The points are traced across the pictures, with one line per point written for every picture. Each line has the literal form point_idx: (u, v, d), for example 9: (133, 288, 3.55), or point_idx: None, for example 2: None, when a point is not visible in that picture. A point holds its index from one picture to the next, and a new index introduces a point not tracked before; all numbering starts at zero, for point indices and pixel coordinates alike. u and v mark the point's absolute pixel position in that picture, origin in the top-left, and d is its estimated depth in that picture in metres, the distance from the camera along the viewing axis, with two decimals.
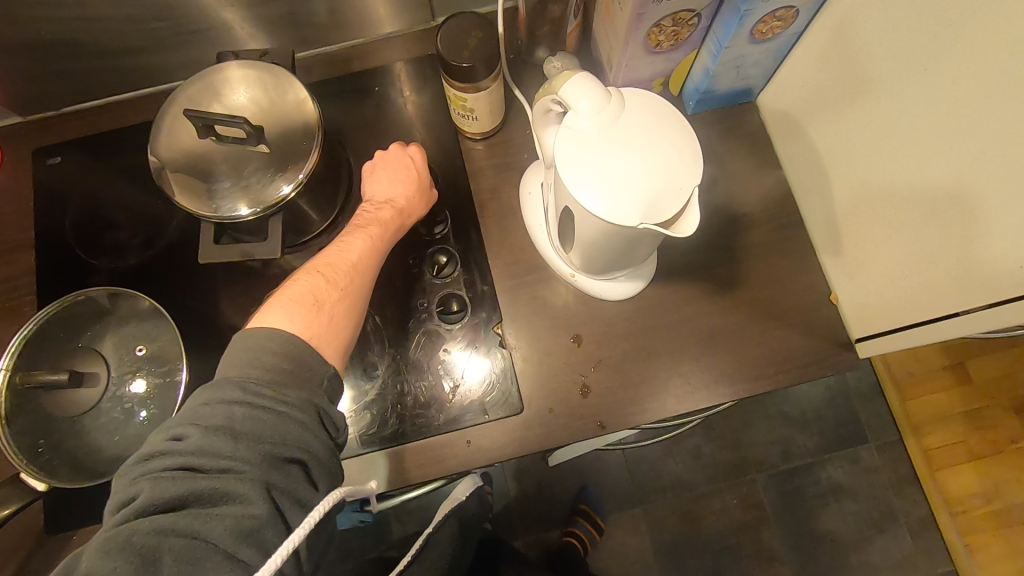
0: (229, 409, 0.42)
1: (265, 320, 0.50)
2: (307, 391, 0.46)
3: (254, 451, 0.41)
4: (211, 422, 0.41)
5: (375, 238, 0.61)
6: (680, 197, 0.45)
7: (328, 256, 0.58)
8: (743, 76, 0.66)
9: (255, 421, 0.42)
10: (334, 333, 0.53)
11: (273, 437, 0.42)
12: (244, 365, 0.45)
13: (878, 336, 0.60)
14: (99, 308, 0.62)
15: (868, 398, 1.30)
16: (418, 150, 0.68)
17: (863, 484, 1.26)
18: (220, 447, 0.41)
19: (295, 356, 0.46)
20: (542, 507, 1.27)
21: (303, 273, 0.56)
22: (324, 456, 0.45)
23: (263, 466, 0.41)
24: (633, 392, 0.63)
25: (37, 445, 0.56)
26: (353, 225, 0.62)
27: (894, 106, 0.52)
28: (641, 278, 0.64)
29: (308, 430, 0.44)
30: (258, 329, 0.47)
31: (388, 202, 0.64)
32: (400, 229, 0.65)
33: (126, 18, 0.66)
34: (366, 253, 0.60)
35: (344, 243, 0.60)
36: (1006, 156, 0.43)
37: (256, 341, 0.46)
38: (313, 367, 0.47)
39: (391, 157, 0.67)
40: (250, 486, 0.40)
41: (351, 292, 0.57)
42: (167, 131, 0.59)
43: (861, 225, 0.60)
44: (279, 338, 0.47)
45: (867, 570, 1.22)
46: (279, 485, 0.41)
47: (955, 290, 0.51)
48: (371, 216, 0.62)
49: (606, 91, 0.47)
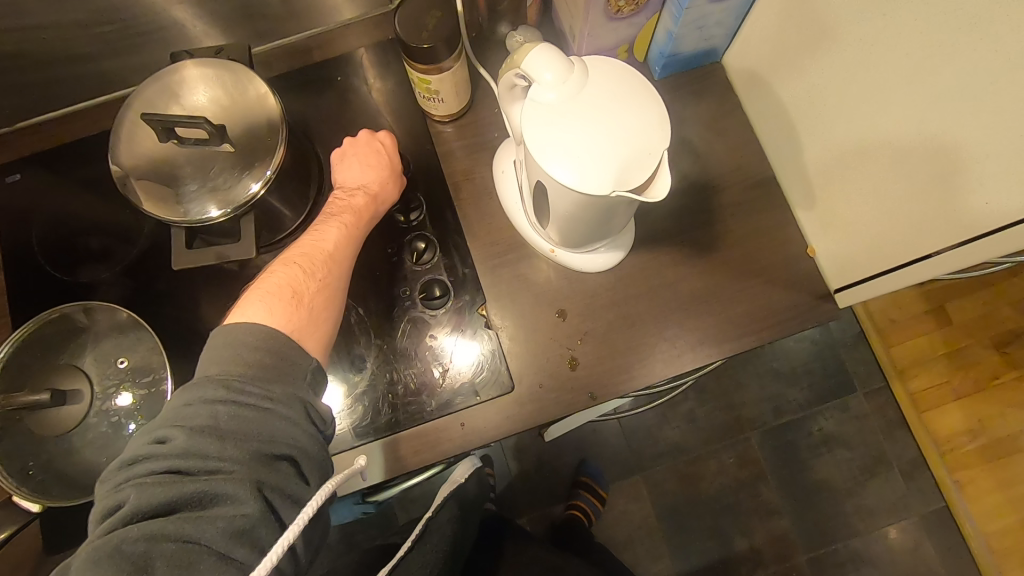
0: (213, 409, 0.42)
1: (243, 314, 0.50)
2: (290, 386, 0.45)
3: (242, 449, 0.41)
4: (195, 423, 0.41)
5: (350, 227, 0.60)
6: (649, 162, 0.45)
7: (304, 246, 0.58)
8: (707, 36, 0.66)
9: (241, 420, 0.42)
10: (315, 325, 0.53)
11: (261, 435, 0.42)
12: (225, 363, 0.44)
13: (856, 284, 0.61)
14: (76, 324, 0.60)
15: (853, 348, 1.32)
16: (389, 134, 0.67)
17: (854, 431, 1.30)
18: (206, 448, 0.40)
19: (277, 351, 0.46)
20: (543, 483, 1.29)
21: (279, 265, 0.56)
22: (314, 449, 0.45)
23: (252, 465, 0.41)
24: (621, 360, 0.63)
25: (27, 467, 0.55)
26: (328, 214, 0.61)
27: (855, 55, 0.52)
28: (621, 248, 0.64)
29: (296, 424, 0.44)
30: (240, 325, 0.47)
31: (360, 188, 0.63)
32: (375, 216, 0.64)
33: (71, 24, 0.64)
34: (342, 243, 0.59)
35: (318, 234, 0.59)
36: (971, 94, 0.43)
37: (236, 335, 0.46)
38: (297, 361, 0.47)
39: (361, 143, 0.66)
40: (239, 485, 0.40)
41: (329, 283, 0.56)
42: (127, 138, 0.57)
43: (832, 176, 0.61)
44: (259, 332, 0.46)
45: (863, 514, 1.26)
46: (270, 482, 0.41)
47: (927, 232, 0.52)
48: (345, 204, 0.62)
49: (568, 61, 0.46)
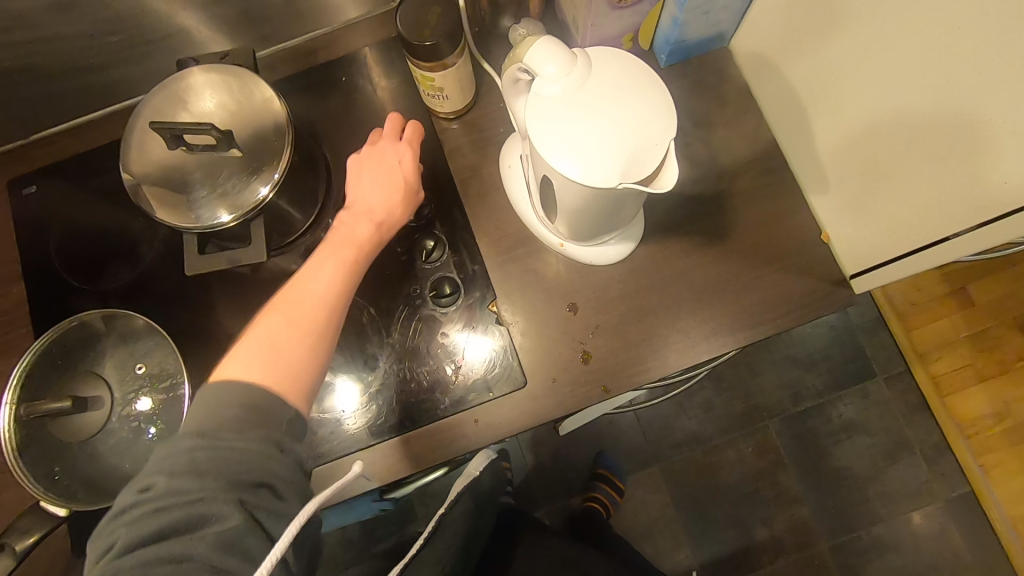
0: (190, 447, 0.42)
1: (227, 368, 0.49)
2: (270, 432, 0.46)
3: (221, 474, 0.41)
4: (174, 459, 0.42)
5: (349, 264, 0.56)
6: (657, 152, 0.44)
7: (297, 286, 0.54)
8: (714, 21, 0.64)
9: (218, 449, 0.42)
10: (302, 377, 0.50)
11: (238, 459, 0.42)
12: (204, 410, 0.45)
13: (872, 270, 0.60)
14: (94, 332, 0.61)
15: (873, 332, 1.30)
16: (410, 150, 0.62)
17: (875, 417, 1.28)
18: (187, 479, 0.41)
19: (255, 405, 0.46)
20: (561, 475, 1.29)
21: (268, 309, 0.53)
22: (292, 476, 0.45)
23: (233, 485, 0.41)
24: (635, 352, 0.63)
25: (53, 472, 0.56)
26: (328, 244, 0.57)
27: (866, 36, 0.51)
28: (631, 240, 0.64)
29: (278, 459, 0.45)
30: (220, 390, 0.46)
31: (366, 215, 0.59)
32: (381, 242, 0.60)
33: (80, 35, 0.65)
34: (339, 281, 0.55)
35: (314, 270, 0.55)
36: (986, 73, 0.42)
37: (216, 400, 0.45)
38: (275, 412, 0.47)
39: (374, 157, 0.61)
40: (225, 505, 0.40)
41: (319, 328, 0.53)
42: (137, 147, 0.58)
43: (847, 160, 0.59)
44: (236, 399, 0.46)
45: (885, 501, 1.25)
46: (256, 503, 0.42)
47: (943, 215, 0.51)
48: (347, 233, 0.58)
49: (571, 53, 0.46)
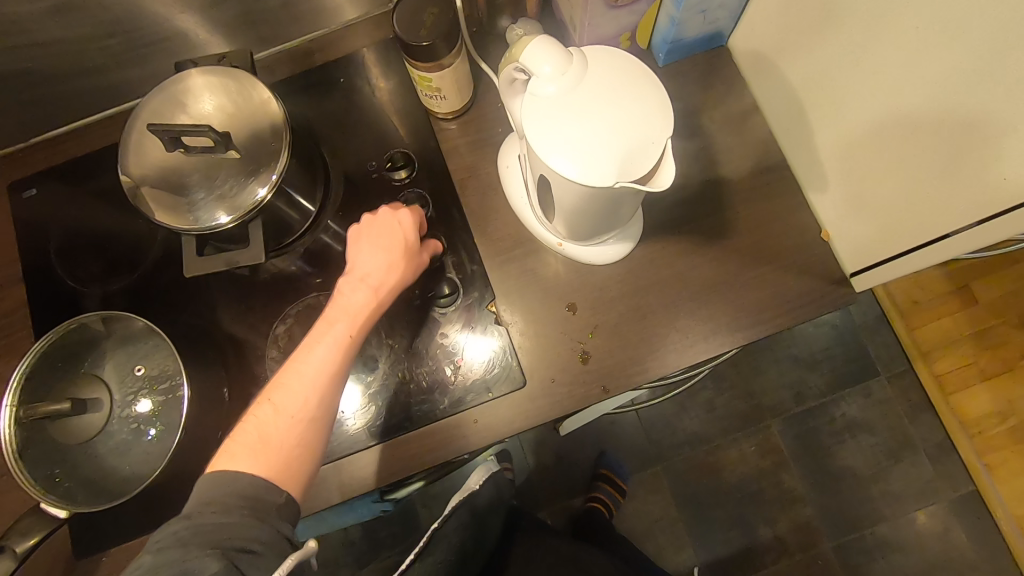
0: (181, 520, 0.45)
1: (225, 457, 0.50)
2: (257, 512, 0.47)
3: (206, 537, 0.44)
4: (165, 534, 0.44)
5: (343, 345, 0.54)
6: (654, 151, 0.44)
7: (291, 371, 0.53)
8: (711, 19, 0.64)
9: (205, 516, 0.45)
10: (294, 465, 0.50)
11: (224, 523, 0.45)
12: (198, 491, 0.47)
13: (871, 269, 0.60)
14: (95, 334, 0.61)
15: (875, 331, 1.30)
16: (409, 214, 0.60)
17: (878, 416, 1.27)
18: (175, 544, 0.43)
19: (250, 495, 0.47)
20: (563, 476, 1.29)
21: (263, 396, 0.52)
22: (274, 539, 0.46)
23: (217, 544, 0.43)
24: (634, 352, 0.63)
25: (54, 474, 0.56)
26: (324, 319, 0.55)
27: (865, 33, 0.51)
28: (629, 239, 0.63)
29: (259, 527, 0.46)
30: (210, 485, 0.47)
31: (364, 284, 0.56)
32: (382, 308, 0.57)
33: (78, 38, 0.66)
34: (332, 363, 0.53)
35: (307, 351, 0.53)
36: (985, 69, 0.42)
37: (206, 494, 0.47)
38: (263, 498, 0.48)
39: (375, 222, 0.59)
40: (205, 560, 0.42)
41: (310, 415, 0.52)
42: (136, 150, 0.58)
43: (847, 158, 0.59)
44: (224, 494, 0.47)
45: (889, 500, 1.24)
46: (238, 558, 0.43)
47: (943, 212, 0.50)
48: (341, 307, 0.55)
49: (567, 52, 0.46)
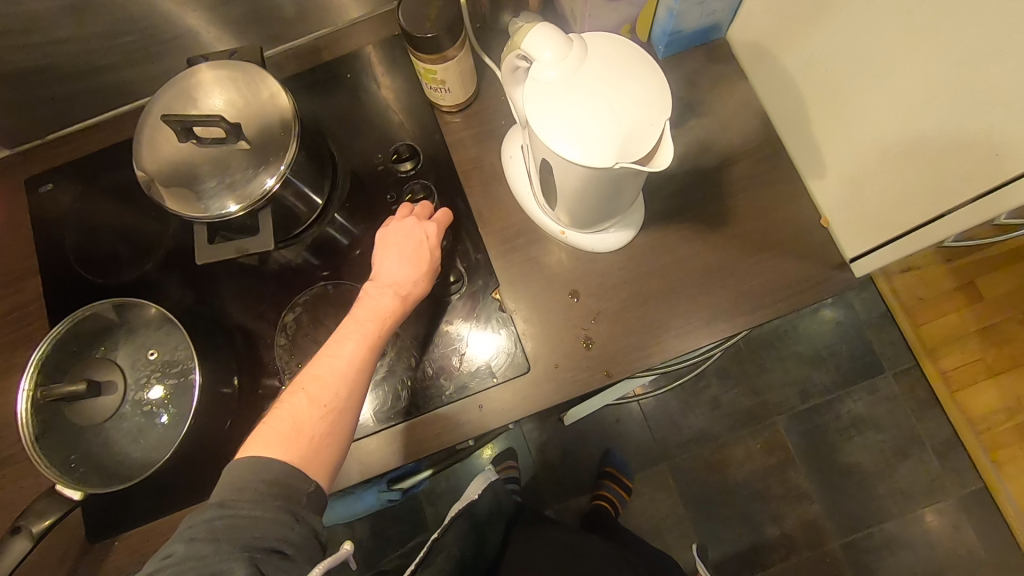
0: (211, 523, 0.45)
1: (252, 447, 0.50)
2: (288, 504, 0.48)
3: (235, 543, 0.44)
4: (194, 534, 0.44)
5: (371, 344, 0.55)
6: (652, 132, 0.45)
7: (318, 366, 0.54)
8: (709, 11, 0.65)
9: (234, 522, 0.45)
10: (322, 454, 0.51)
11: (251, 530, 0.45)
12: (226, 489, 0.47)
13: (868, 253, 0.61)
14: (107, 321, 0.62)
15: (881, 327, 1.30)
16: (435, 226, 0.61)
17: (885, 413, 1.27)
18: (204, 549, 0.43)
19: (281, 481, 0.48)
20: (568, 474, 1.29)
21: (290, 390, 0.53)
22: (302, 541, 0.47)
23: (245, 552, 0.44)
24: (637, 338, 0.63)
25: (70, 459, 0.58)
26: (353, 318, 0.56)
27: (859, 17, 0.52)
28: (631, 227, 0.65)
29: (292, 526, 0.47)
30: (242, 471, 0.48)
31: (394, 288, 0.58)
32: (406, 313, 0.59)
33: (93, 36, 0.68)
34: (360, 358, 0.54)
35: (336, 345, 0.55)
36: (977, 46, 0.43)
37: (240, 481, 0.47)
38: (293, 484, 0.49)
39: (402, 230, 0.60)
40: (234, 562, 0.43)
41: (338, 406, 0.53)
42: (149, 144, 0.60)
43: (846, 143, 0.60)
44: (261, 481, 0.47)
45: (897, 497, 1.23)
46: (265, 561, 0.44)
47: (937, 191, 0.51)
48: (370, 309, 0.56)
49: (567, 38, 0.47)
